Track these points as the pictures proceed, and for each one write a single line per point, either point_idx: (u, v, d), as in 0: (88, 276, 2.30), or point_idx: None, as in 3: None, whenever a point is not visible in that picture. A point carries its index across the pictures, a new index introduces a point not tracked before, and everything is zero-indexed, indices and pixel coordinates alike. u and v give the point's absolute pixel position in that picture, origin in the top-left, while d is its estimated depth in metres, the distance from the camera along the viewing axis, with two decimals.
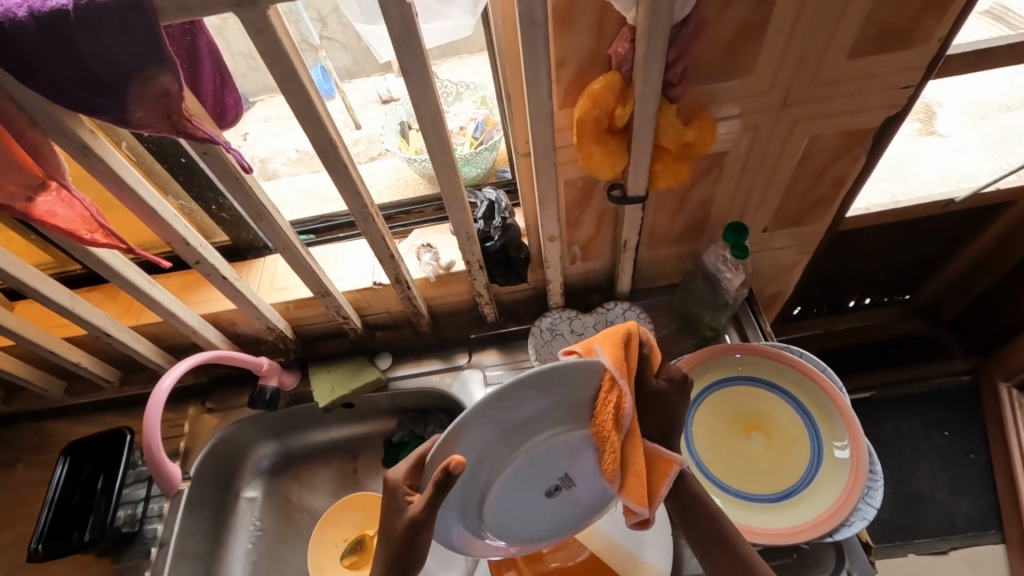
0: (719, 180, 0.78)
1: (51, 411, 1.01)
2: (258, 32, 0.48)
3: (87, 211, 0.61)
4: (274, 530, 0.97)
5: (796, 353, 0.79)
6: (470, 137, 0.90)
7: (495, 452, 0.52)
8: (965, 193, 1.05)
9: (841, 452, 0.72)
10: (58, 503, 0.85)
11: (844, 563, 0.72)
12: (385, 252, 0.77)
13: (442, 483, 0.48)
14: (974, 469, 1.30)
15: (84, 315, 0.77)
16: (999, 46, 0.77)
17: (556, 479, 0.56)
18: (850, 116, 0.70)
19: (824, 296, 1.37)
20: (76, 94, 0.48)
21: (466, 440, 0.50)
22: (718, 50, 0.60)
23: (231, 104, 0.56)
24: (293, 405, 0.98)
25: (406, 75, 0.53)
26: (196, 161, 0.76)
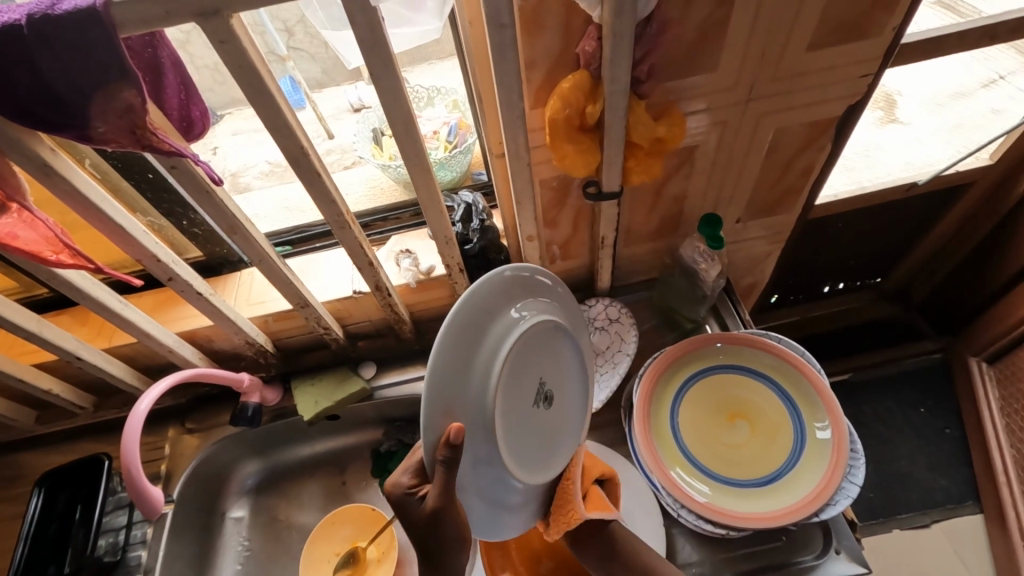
0: (691, 174, 0.79)
1: (22, 441, 0.98)
2: (222, 43, 0.47)
3: (52, 232, 0.59)
4: (263, 550, 0.95)
5: (775, 340, 0.82)
6: (444, 141, 0.90)
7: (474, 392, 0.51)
8: (927, 176, 1.10)
9: (823, 433, 0.74)
10: (33, 537, 0.82)
11: (832, 543, 0.73)
12: (364, 260, 0.76)
13: (452, 459, 0.46)
14: (948, 443, 1.34)
15: (54, 339, 0.75)
16: (949, 34, 0.80)
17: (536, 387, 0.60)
18: (813, 107, 0.72)
19: (799, 284, 1.40)
20: (35, 111, 0.47)
21: (447, 391, 0.48)
22: (682, 47, 0.61)
23: (199, 117, 0.56)
24: (276, 420, 0.96)
25: (375, 81, 0.53)
26: (164, 176, 0.75)
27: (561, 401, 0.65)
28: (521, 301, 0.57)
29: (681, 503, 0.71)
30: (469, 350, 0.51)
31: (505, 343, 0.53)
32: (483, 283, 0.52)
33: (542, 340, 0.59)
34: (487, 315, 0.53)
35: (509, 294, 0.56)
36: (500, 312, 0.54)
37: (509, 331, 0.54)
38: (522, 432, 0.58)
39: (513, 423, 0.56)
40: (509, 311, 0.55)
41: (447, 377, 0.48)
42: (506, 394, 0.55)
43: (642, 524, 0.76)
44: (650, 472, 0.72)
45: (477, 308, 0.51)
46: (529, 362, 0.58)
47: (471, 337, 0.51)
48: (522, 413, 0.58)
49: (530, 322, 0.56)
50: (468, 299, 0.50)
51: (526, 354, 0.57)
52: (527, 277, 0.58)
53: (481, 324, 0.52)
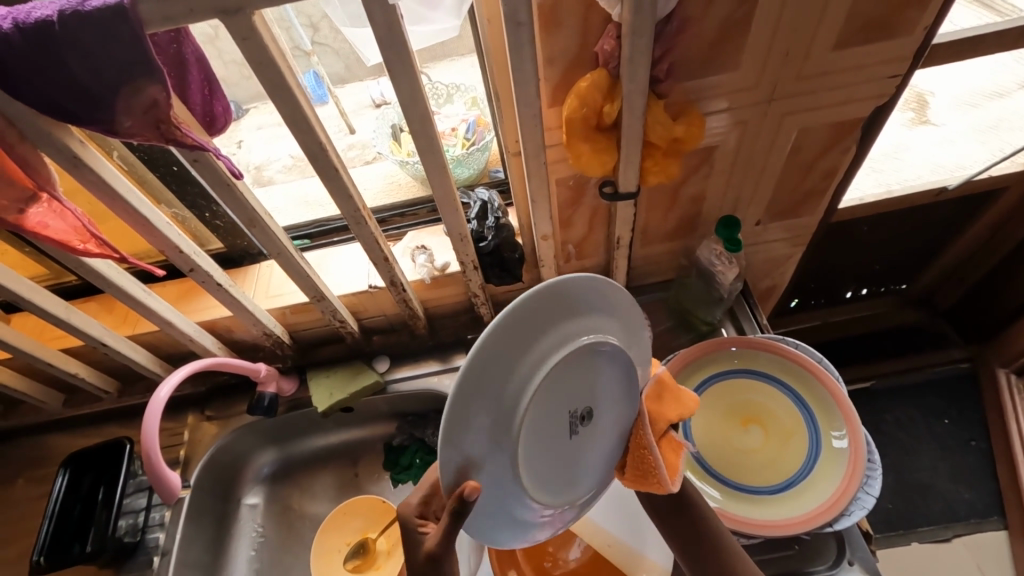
0: (711, 174, 0.78)
1: (50, 424, 1.01)
2: (244, 40, 0.48)
3: (80, 222, 0.61)
4: (276, 537, 0.97)
5: (793, 345, 0.80)
6: (462, 138, 0.90)
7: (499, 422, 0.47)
8: (958, 181, 1.05)
9: (840, 442, 0.73)
10: (58, 516, 0.84)
11: (845, 554, 0.72)
12: (379, 255, 0.77)
13: (458, 512, 0.46)
14: (973, 456, 1.30)
15: (81, 326, 0.78)
16: (985, 33, 0.77)
17: (575, 411, 0.55)
18: (838, 108, 0.71)
19: (820, 289, 1.37)
20: (66, 104, 0.48)
21: (466, 421, 0.45)
22: (704, 46, 0.61)
23: (221, 112, 0.57)
24: (291, 410, 0.98)
25: (393, 77, 0.53)
26: (188, 169, 0.77)
27: (607, 410, 0.59)
28: (552, 327, 0.49)
29: None
30: (498, 377, 0.46)
31: (528, 388, 0.48)
32: (501, 326, 0.44)
33: (578, 359, 0.52)
34: (508, 359, 0.46)
35: (536, 325, 0.48)
36: (524, 351, 0.47)
37: (534, 372, 0.48)
38: (552, 457, 0.55)
39: (540, 454, 0.53)
40: (548, 335, 0.49)
41: (463, 440, 0.45)
42: (530, 433, 0.51)
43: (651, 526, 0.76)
44: None
45: (496, 358, 0.45)
46: (560, 389, 0.52)
47: (491, 393, 0.46)
48: (553, 438, 0.53)
49: (558, 355, 0.49)
50: (482, 351, 0.44)
51: (561, 378, 0.51)
52: (562, 294, 0.49)
53: (517, 349, 0.47)
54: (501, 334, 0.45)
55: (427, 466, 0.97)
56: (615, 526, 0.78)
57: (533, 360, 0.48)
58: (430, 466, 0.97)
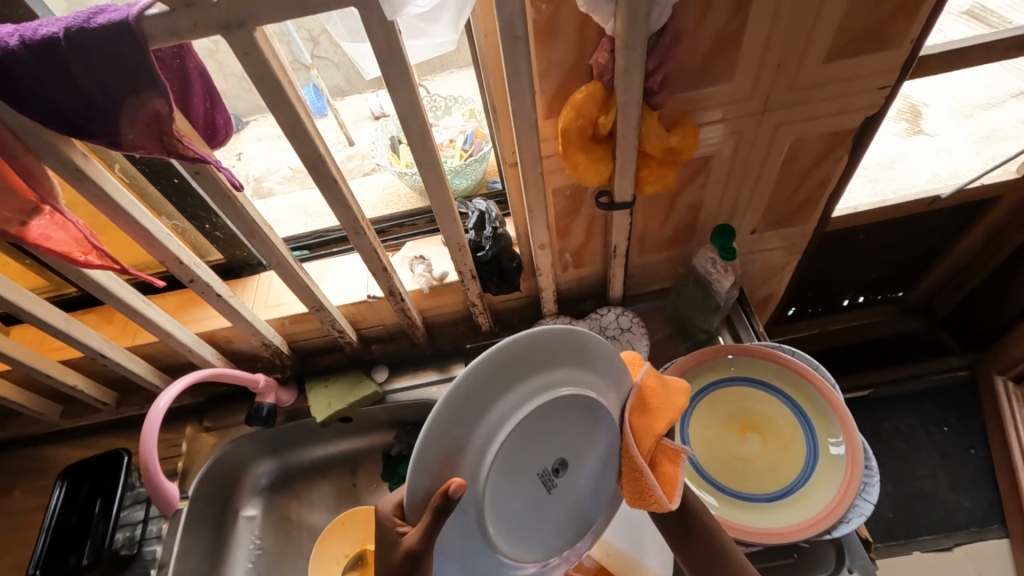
0: (706, 184, 0.79)
1: (47, 435, 1.01)
2: (246, 54, 0.49)
3: (81, 233, 0.61)
4: (274, 549, 0.97)
5: (789, 352, 0.80)
6: (459, 149, 0.92)
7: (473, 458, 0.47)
8: (952, 189, 1.09)
9: (837, 449, 0.73)
10: (55, 528, 0.84)
11: (845, 561, 0.72)
12: (378, 265, 0.77)
13: (442, 508, 0.44)
14: (973, 464, 1.30)
15: (80, 337, 0.78)
16: (973, 45, 0.79)
17: (554, 462, 0.54)
18: (830, 118, 0.72)
19: (817, 297, 1.38)
20: (70, 117, 0.49)
21: (439, 450, 0.45)
22: (696, 59, 0.62)
23: (222, 124, 0.58)
24: (290, 421, 0.98)
25: (393, 90, 0.54)
26: (189, 181, 0.77)
27: (589, 463, 0.57)
28: (523, 379, 0.49)
29: None
30: (474, 412, 0.47)
31: (494, 439, 0.48)
32: (465, 379, 0.45)
33: (554, 412, 0.51)
34: (474, 411, 0.47)
35: (505, 377, 0.48)
36: (491, 402, 0.48)
37: (501, 424, 0.48)
38: (526, 509, 0.54)
39: (511, 507, 0.52)
40: (532, 379, 0.50)
41: (426, 486, 0.46)
42: (500, 482, 0.50)
43: (650, 533, 0.76)
44: None
45: (461, 409, 0.46)
46: (533, 441, 0.51)
47: (454, 443, 0.46)
48: (526, 487, 0.53)
49: (528, 409, 0.49)
50: (445, 405, 0.45)
51: (541, 427, 0.51)
52: (534, 348, 0.49)
53: (497, 387, 0.48)
54: (483, 372, 0.46)
55: None
56: (614, 534, 0.78)
57: (512, 402, 0.48)
58: None
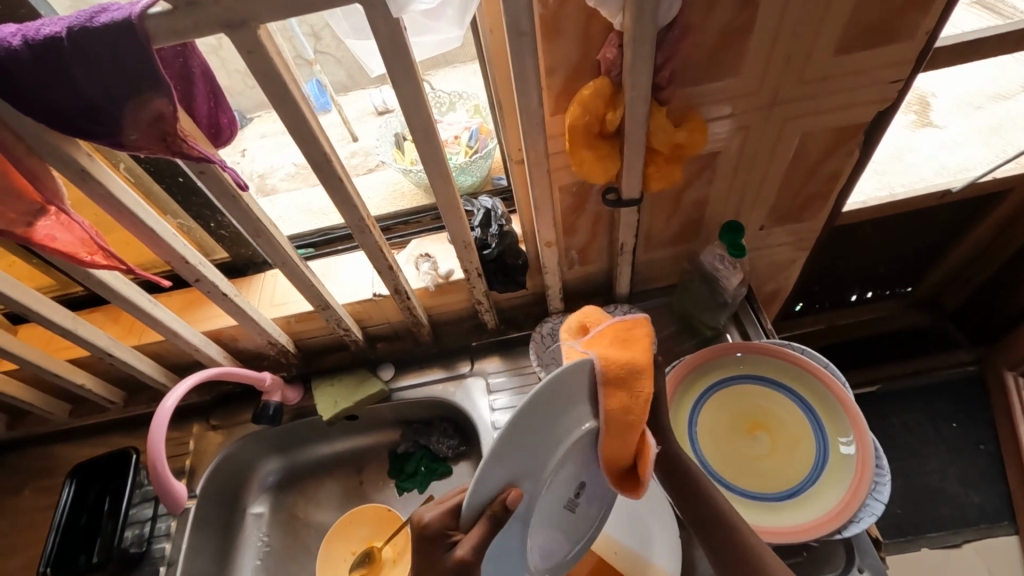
0: (713, 180, 0.78)
1: (57, 433, 1.02)
2: (249, 54, 0.48)
3: (87, 234, 0.61)
4: (282, 546, 0.97)
5: (798, 349, 0.80)
6: (464, 146, 0.91)
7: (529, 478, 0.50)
8: (963, 183, 1.04)
9: (847, 448, 0.72)
10: (64, 527, 0.85)
11: (855, 560, 0.71)
12: (384, 264, 0.77)
13: (498, 518, 0.47)
14: (983, 459, 1.29)
15: (87, 336, 0.78)
16: (987, 35, 0.77)
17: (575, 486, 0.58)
18: (841, 111, 0.71)
19: (825, 292, 1.37)
20: (72, 118, 0.49)
21: (502, 470, 0.47)
22: (704, 54, 0.61)
23: (226, 123, 0.57)
24: (297, 419, 0.98)
25: (397, 88, 0.54)
26: (194, 180, 0.77)
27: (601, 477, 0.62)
28: (571, 411, 0.51)
29: None
30: (540, 432, 0.49)
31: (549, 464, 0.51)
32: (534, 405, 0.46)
33: (588, 445, 0.55)
34: (540, 435, 0.49)
35: (577, 394, 0.51)
36: (550, 431, 0.50)
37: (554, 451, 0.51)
38: (549, 521, 0.58)
39: (542, 517, 0.56)
40: (572, 411, 0.52)
41: (487, 496, 0.48)
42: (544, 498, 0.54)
43: (660, 532, 0.76)
44: None
45: (522, 441, 0.47)
46: (577, 460, 0.55)
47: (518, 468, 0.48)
48: (554, 503, 0.57)
49: (571, 440, 0.52)
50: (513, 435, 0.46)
51: (581, 454, 0.55)
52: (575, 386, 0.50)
53: (555, 417, 0.50)
54: (542, 405, 0.47)
55: (432, 474, 0.97)
56: (623, 533, 0.77)
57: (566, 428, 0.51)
58: (434, 474, 0.98)
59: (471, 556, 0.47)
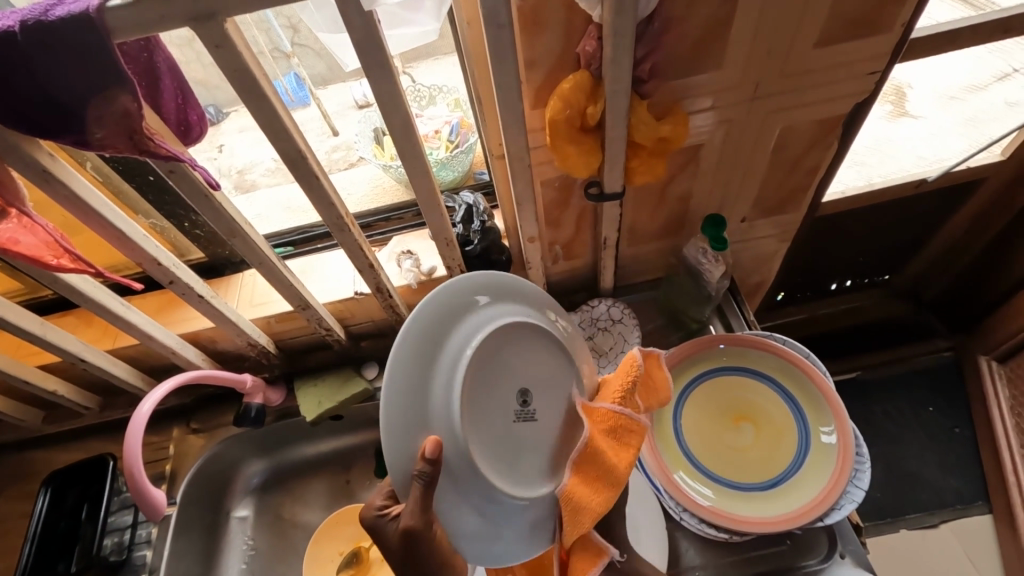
0: (696, 174, 0.78)
1: (30, 441, 0.99)
2: (217, 48, 0.46)
3: (52, 236, 0.59)
4: (268, 549, 0.96)
5: (781, 341, 0.80)
6: (445, 140, 0.90)
7: (439, 411, 0.55)
8: (937, 173, 1.09)
9: (828, 437, 0.73)
10: (40, 536, 0.82)
11: (836, 547, 0.72)
12: (365, 262, 0.76)
13: (428, 475, 0.51)
14: (958, 442, 1.33)
15: (58, 341, 0.76)
16: (961, 27, 0.78)
17: (514, 398, 0.62)
18: (819, 105, 0.71)
19: (806, 282, 1.39)
20: (29, 116, 0.46)
21: (407, 417, 0.54)
22: (685, 47, 0.60)
23: (196, 120, 0.55)
24: (280, 420, 0.96)
25: (374, 83, 0.52)
26: (165, 179, 0.75)
27: (544, 382, 0.65)
28: (450, 337, 0.58)
29: (684, 506, 0.70)
30: (424, 368, 0.55)
31: (454, 390, 0.56)
32: (407, 342, 0.54)
33: (492, 357, 0.61)
34: (425, 369, 0.55)
35: (446, 314, 0.58)
36: (435, 362, 0.56)
37: (451, 377, 0.56)
38: (507, 439, 0.61)
39: (493, 437, 0.60)
40: (452, 336, 0.58)
41: (408, 454, 0.53)
42: (477, 420, 0.58)
43: (649, 527, 0.76)
44: (654, 476, 0.72)
45: (413, 383, 0.54)
46: (490, 375, 0.60)
47: (420, 408, 0.54)
48: (497, 422, 0.60)
49: (466, 356, 0.57)
50: (393, 378, 0.53)
51: (490, 367, 0.60)
52: (436, 315, 0.57)
53: (434, 349, 0.57)
54: (409, 342, 0.55)
55: None
56: None
57: (451, 351, 0.57)
58: None
59: (414, 521, 0.52)
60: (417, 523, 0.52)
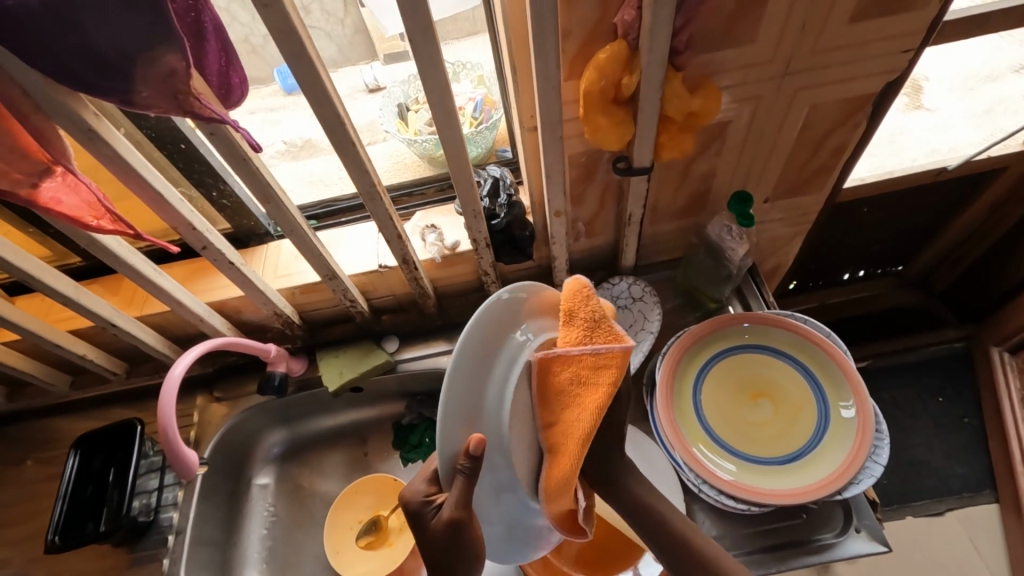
0: (721, 152, 0.78)
1: (58, 406, 1.01)
2: (265, 8, 0.46)
3: (94, 197, 0.60)
4: (288, 515, 0.98)
5: (801, 319, 0.81)
6: (470, 117, 0.90)
7: (489, 412, 0.55)
8: (957, 161, 1.05)
9: (848, 412, 0.74)
10: (71, 496, 0.85)
11: (853, 521, 0.74)
12: (393, 233, 0.76)
13: (470, 467, 0.52)
14: (967, 432, 1.33)
15: (90, 306, 0.77)
16: (993, 9, 0.77)
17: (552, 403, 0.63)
18: (846, 83, 0.71)
19: (820, 271, 1.39)
20: (79, 72, 0.47)
21: (459, 415, 0.53)
22: (720, 20, 0.61)
23: (236, 84, 0.56)
24: (301, 391, 0.98)
25: (415, 50, 0.53)
26: (197, 147, 0.76)
27: None
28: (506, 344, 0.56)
29: (703, 478, 0.71)
30: (481, 370, 0.54)
31: (503, 396, 0.55)
32: (471, 336, 0.52)
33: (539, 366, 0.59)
34: (482, 371, 0.54)
35: (505, 320, 0.56)
36: (490, 367, 0.55)
37: (503, 385, 0.55)
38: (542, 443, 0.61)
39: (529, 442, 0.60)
40: (508, 343, 0.56)
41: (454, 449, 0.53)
42: (519, 427, 0.58)
43: (666, 500, 0.78)
44: (673, 448, 0.73)
45: (474, 376, 0.54)
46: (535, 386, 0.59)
47: (470, 410, 0.53)
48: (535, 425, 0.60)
49: (519, 365, 0.56)
50: (451, 379, 0.52)
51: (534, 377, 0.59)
52: (497, 319, 0.55)
53: (491, 353, 0.55)
54: (471, 344, 0.53)
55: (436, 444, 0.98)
56: None
57: (507, 354, 0.56)
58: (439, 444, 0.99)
59: (456, 512, 0.53)
60: (460, 515, 0.53)
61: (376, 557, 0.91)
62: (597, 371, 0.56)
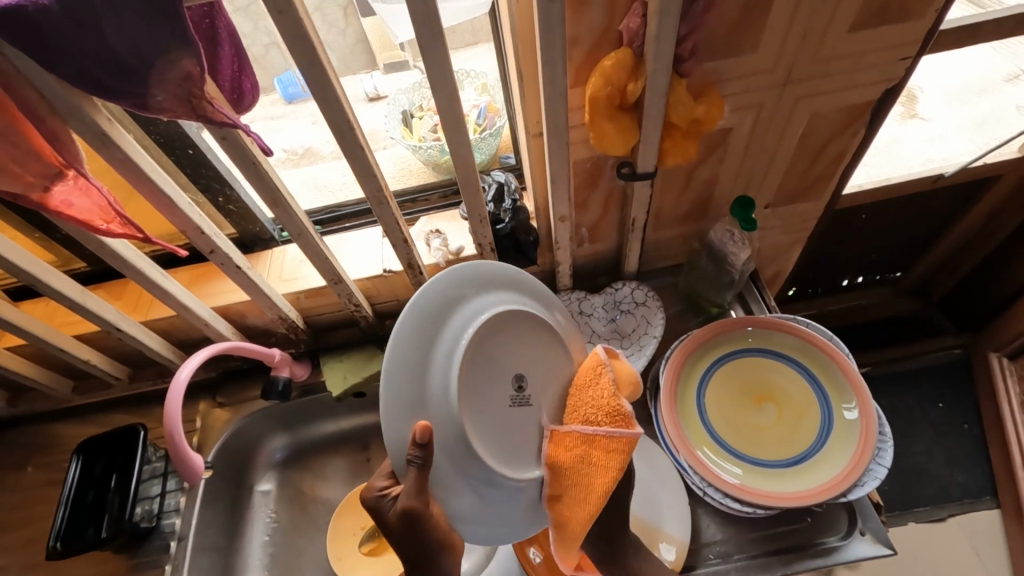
0: (724, 159, 0.80)
1: (59, 411, 1.01)
2: (280, 14, 0.47)
3: (105, 200, 0.61)
4: (290, 521, 0.97)
5: (803, 323, 0.82)
6: (474, 124, 0.91)
7: (437, 398, 0.56)
8: (953, 168, 1.07)
9: (851, 414, 0.75)
10: (72, 502, 0.84)
11: (857, 524, 0.74)
12: (400, 237, 0.77)
13: (421, 456, 0.53)
14: (967, 438, 1.34)
15: (96, 309, 0.77)
16: (987, 20, 0.79)
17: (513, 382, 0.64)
18: (846, 91, 0.72)
19: (819, 278, 1.41)
20: (95, 76, 0.48)
21: (403, 403, 0.55)
22: (724, 29, 0.62)
23: (249, 89, 0.57)
24: (304, 396, 0.98)
25: (425, 56, 0.54)
26: (205, 152, 0.77)
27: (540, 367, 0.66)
28: (448, 326, 0.59)
29: (708, 482, 0.71)
30: (421, 355, 0.56)
31: (449, 376, 0.57)
32: (405, 325, 0.56)
33: (488, 344, 0.61)
34: (422, 356, 0.56)
35: (442, 304, 0.59)
36: (432, 349, 0.57)
37: (449, 366, 0.57)
38: (504, 422, 0.62)
39: (488, 421, 0.61)
40: (449, 324, 0.59)
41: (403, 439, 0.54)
42: (472, 407, 0.59)
43: (671, 504, 0.78)
44: (678, 451, 0.73)
45: (416, 363, 0.56)
46: (484, 364, 0.61)
47: (414, 397, 0.55)
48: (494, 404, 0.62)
49: (461, 343, 0.58)
50: (390, 369, 0.54)
51: (484, 354, 0.61)
52: (433, 304, 0.58)
53: (431, 337, 0.57)
54: (407, 331, 0.56)
55: None
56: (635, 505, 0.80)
57: (450, 336, 0.58)
58: None
59: (412, 502, 0.54)
60: (414, 504, 0.54)
61: (378, 563, 0.91)
62: (606, 455, 0.63)
